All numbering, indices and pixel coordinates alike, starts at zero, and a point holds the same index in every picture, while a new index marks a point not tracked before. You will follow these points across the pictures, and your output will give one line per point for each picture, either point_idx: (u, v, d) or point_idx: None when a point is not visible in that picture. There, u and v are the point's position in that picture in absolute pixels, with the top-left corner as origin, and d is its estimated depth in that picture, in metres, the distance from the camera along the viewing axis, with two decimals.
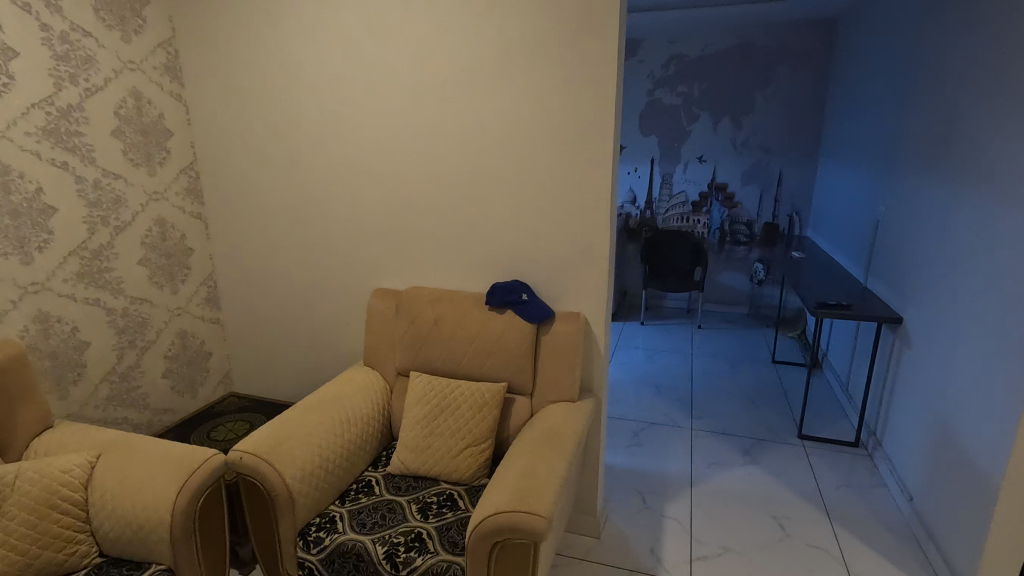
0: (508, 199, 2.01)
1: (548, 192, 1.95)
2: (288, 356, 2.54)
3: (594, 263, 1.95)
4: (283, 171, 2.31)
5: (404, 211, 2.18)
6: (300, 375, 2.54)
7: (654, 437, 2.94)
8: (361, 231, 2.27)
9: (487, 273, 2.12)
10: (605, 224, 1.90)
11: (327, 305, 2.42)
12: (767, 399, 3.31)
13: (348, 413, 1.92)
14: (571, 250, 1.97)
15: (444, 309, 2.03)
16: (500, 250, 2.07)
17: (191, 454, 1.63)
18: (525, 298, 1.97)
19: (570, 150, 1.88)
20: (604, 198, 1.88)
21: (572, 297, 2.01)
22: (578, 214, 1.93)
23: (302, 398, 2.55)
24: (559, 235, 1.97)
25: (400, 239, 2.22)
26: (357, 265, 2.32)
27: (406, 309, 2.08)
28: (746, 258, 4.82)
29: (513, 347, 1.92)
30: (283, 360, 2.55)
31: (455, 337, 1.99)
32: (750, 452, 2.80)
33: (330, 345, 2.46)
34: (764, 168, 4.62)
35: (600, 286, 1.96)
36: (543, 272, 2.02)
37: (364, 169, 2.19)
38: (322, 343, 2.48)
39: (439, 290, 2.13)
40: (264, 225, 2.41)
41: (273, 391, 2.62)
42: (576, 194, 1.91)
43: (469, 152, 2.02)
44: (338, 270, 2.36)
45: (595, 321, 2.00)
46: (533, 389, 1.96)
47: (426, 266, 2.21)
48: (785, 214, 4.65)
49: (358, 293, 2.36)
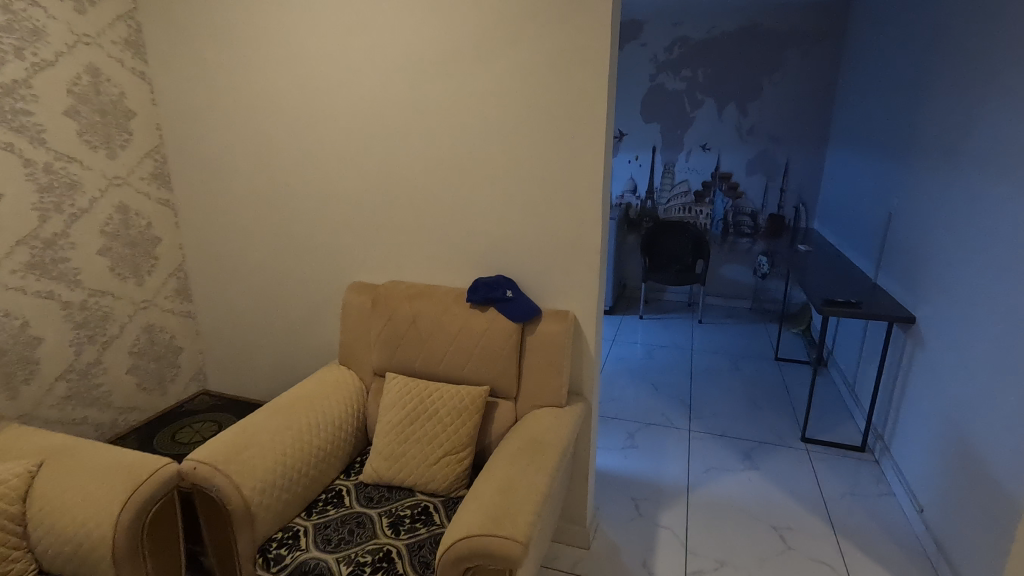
0: (492, 188, 1.86)
1: (535, 181, 1.79)
2: (263, 352, 2.41)
3: (584, 258, 1.79)
4: (254, 156, 2.16)
5: (382, 200, 2.03)
6: (276, 372, 2.41)
7: (650, 438, 2.81)
8: (337, 221, 2.12)
9: (470, 267, 1.97)
10: (597, 216, 1.75)
11: (303, 300, 2.28)
12: (768, 400, 3.17)
13: (318, 417, 1.79)
14: (561, 245, 1.81)
15: (422, 306, 1.88)
16: (483, 243, 1.92)
17: (140, 463, 1.50)
18: (509, 295, 1.82)
19: (560, 135, 1.72)
20: (595, 188, 1.73)
21: (560, 294, 1.86)
22: (568, 205, 1.77)
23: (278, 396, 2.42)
24: (548, 228, 1.82)
25: (378, 230, 2.07)
26: (333, 258, 2.18)
27: (383, 306, 1.93)
28: (749, 250, 4.66)
29: (496, 348, 1.78)
30: (258, 356, 2.42)
31: (434, 336, 1.84)
32: (750, 456, 2.67)
33: (307, 341, 2.32)
34: (770, 157, 4.44)
35: (591, 284, 1.81)
36: (530, 268, 1.87)
37: (339, 153, 2.04)
38: (298, 340, 2.34)
39: (419, 285, 1.99)
40: (236, 213, 2.26)
41: (248, 389, 2.48)
42: (567, 183, 1.76)
43: (450, 137, 1.87)
44: (313, 262, 2.22)
45: (585, 321, 1.86)
46: (517, 393, 1.82)
47: (407, 259, 2.07)
48: (792, 205, 4.48)
49: (335, 287, 2.22)
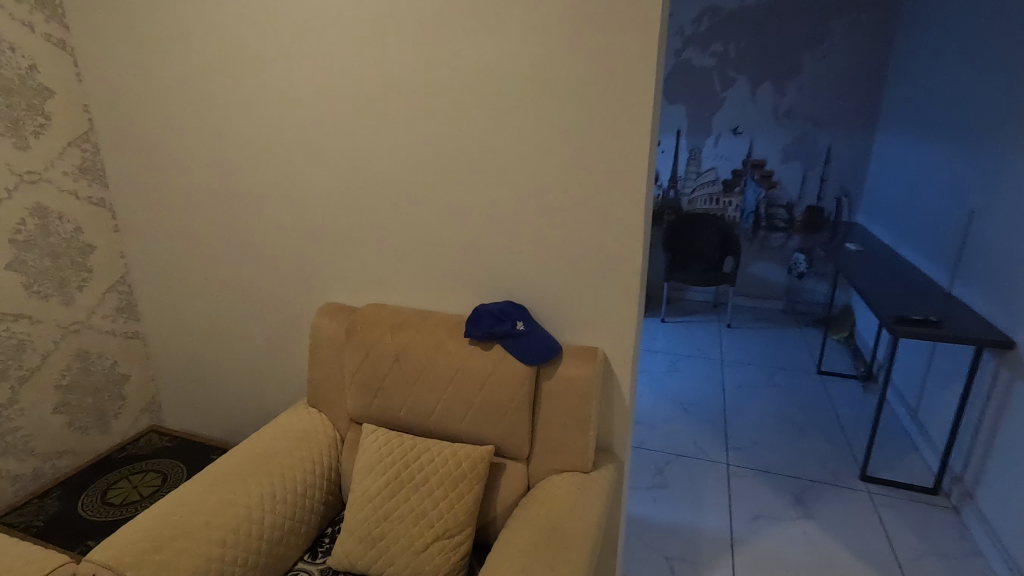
0: (499, 188, 1.44)
1: (557, 180, 1.37)
2: (225, 380, 2.02)
3: (620, 282, 1.37)
4: (205, 145, 1.74)
5: (360, 201, 1.61)
6: (240, 404, 2.03)
7: (682, 474, 2.40)
8: (307, 227, 1.71)
9: (468, 288, 1.55)
10: (640, 227, 1.32)
11: (270, 322, 1.88)
12: (816, 426, 2.75)
13: (273, 486, 1.39)
14: (589, 263, 1.39)
15: (409, 340, 1.47)
16: (487, 259, 1.50)
17: (22, 567, 1.12)
18: (519, 328, 1.39)
19: (590, 118, 1.29)
20: (637, 191, 1.30)
21: (584, 326, 1.44)
22: (599, 211, 1.35)
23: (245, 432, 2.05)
24: (572, 241, 1.39)
25: (357, 239, 1.66)
26: (303, 271, 1.77)
27: (360, 338, 1.52)
28: (783, 246, 4.19)
29: (503, 398, 1.37)
30: (219, 385, 2.03)
31: (423, 380, 1.44)
32: (803, 499, 2.26)
33: (276, 370, 1.93)
34: (810, 142, 3.96)
35: (627, 315, 1.39)
36: (548, 291, 1.45)
37: (305, 143, 1.62)
38: (266, 368, 1.95)
39: (405, 310, 1.58)
40: (185, 214, 1.85)
41: (209, 422, 2.10)
42: (598, 182, 1.33)
43: (445, 122, 1.44)
44: (280, 276, 1.81)
45: (617, 361, 1.44)
46: (529, 453, 1.42)
47: (390, 276, 1.65)
48: (833, 197, 4.01)
49: (306, 308, 1.81)
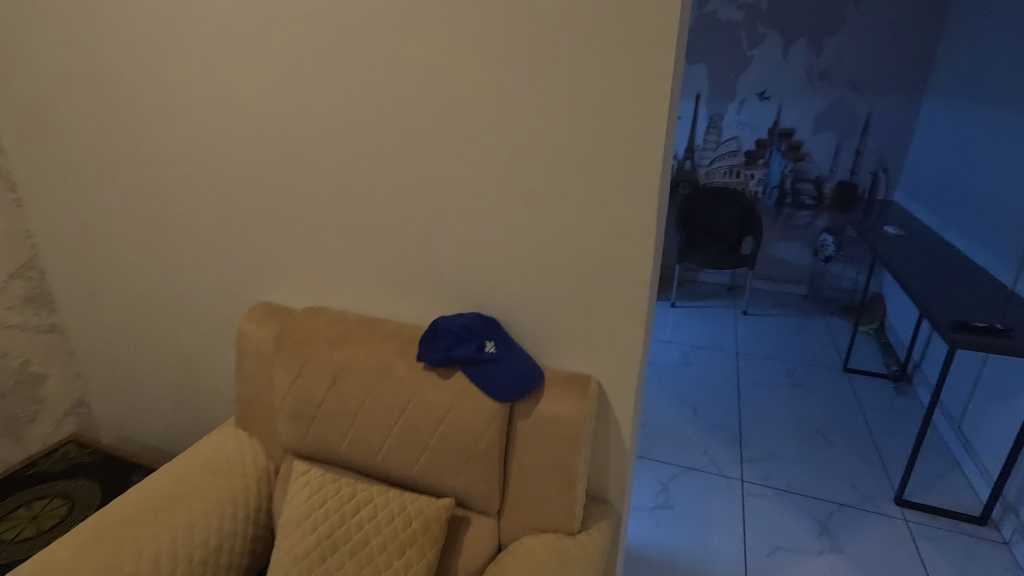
0: (463, 165, 1.07)
1: (539, 158, 1.01)
2: (156, 383, 1.72)
3: (622, 297, 1.04)
4: (102, 102, 1.38)
5: (289, 180, 1.25)
6: (174, 411, 1.73)
7: (690, 492, 2.11)
8: (229, 211, 1.35)
9: (426, 293, 1.21)
10: (651, 226, 0.97)
11: (199, 321, 1.56)
12: (843, 438, 2.44)
13: (175, 541, 1.10)
14: (582, 270, 1.04)
15: (349, 360, 1.15)
16: (449, 257, 1.15)
17: None
18: (489, 350, 1.07)
19: (586, 71, 0.93)
20: (649, 176, 0.95)
21: (574, 348, 1.11)
22: (597, 202, 0.99)
23: (183, 441, 1.77)
24: (558, 239, 1.04)
25: (286, 227, 1.30)
26: (228, 264, 1.43)
27: (288, 354, 1.20)
28: (809, 225, 3.79)
29: (465, 440, 1.06)
30: (150, 389, 1.74)
31: (366, 411, 1.13)
32: (830, 528, 1.97)
33: (211, 376, 1.63)
34: (847, 109, 3.52)
35: (630, 336, 1.06)
36: (526, 302, 1.11)
37: (218, 100, 1.25)
38: (199, 374, 1.64)
39: (350, 317, 1.25)
40: (90, 188, 1.51)
41: (143, 428, 1.82)
42: (596, 163, 0.97)
43: (391, 74, 1.06)
44: (203, 269, 1.47)
45: (616, 393, 1.11)
46: (500, 507, 1.11)
47: (330, 274, 1.30)
48: (870, 172, 3.59)
49: (236, 308, 1.48)
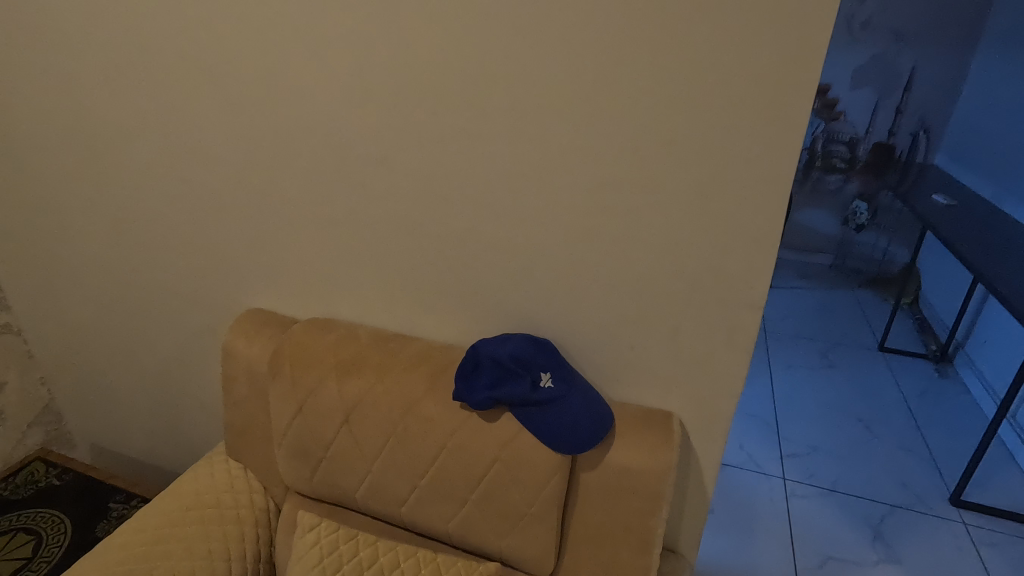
0: (516, 147, 0.81)
1: (624, 139, 0.75)
2: (133, 391, 1.49)
3: (724, 321, 0.80)
4: (31, 54, 1.07)
5: (282, 161, 0.98)
6: (156, 421, 1.51)
7: (728, 493, 1.93)
8: (207, 196, 1.08)
9: (459, 305, 0.96)
10: (774, 233, 0.74)
11: (178, 325, 1.31)
12: (886, 428, 2.26)
13: None
14: (672, 284, 0.81)
15: (366, 392, 0.91)
16: (492, 263, 0.90)
17: None
18: (547, 386, 0.83)
19: (703, 18, 0.67)
20: (779, 167, 0.70)
21: (650, 378, 0.88)
22: (700, 197, 0.75)
23: (168, 454, 1.55)
24: (642, 245, 0.80)
25: (280, 218, 1.04)
26: (209, 261, 1.17)
27: (288, 382, 0.96)
28: (839, 191, 3.40)
29: (517, 497, 0.84)
30: (127, 397, 1.51)
31: (389, 454, 0.90)
32: (883, 534, 1.81)
33: (198, 386, 1.39)
34: (889, 60, 3.12)
35: (727, 367, 0.83)
36: (592, 320, 0.87)
37: (183, 55, 0.96)
38: (183, 383, 1.41)
39: (364, 332, 1.01)
40: (28, 165, 1.21)
41: (121, 439, 1.60)
42: (704, 145, 0.72)
43: (421, 21, 0.79)
44: (179, 265, 1.21)
45: (701, 433, 0.89)
46: (555, 570, 0.91)
47: (335, 278, 1.05)
48: (910, 133, 3.20)
49: (222, 310, 1.23)
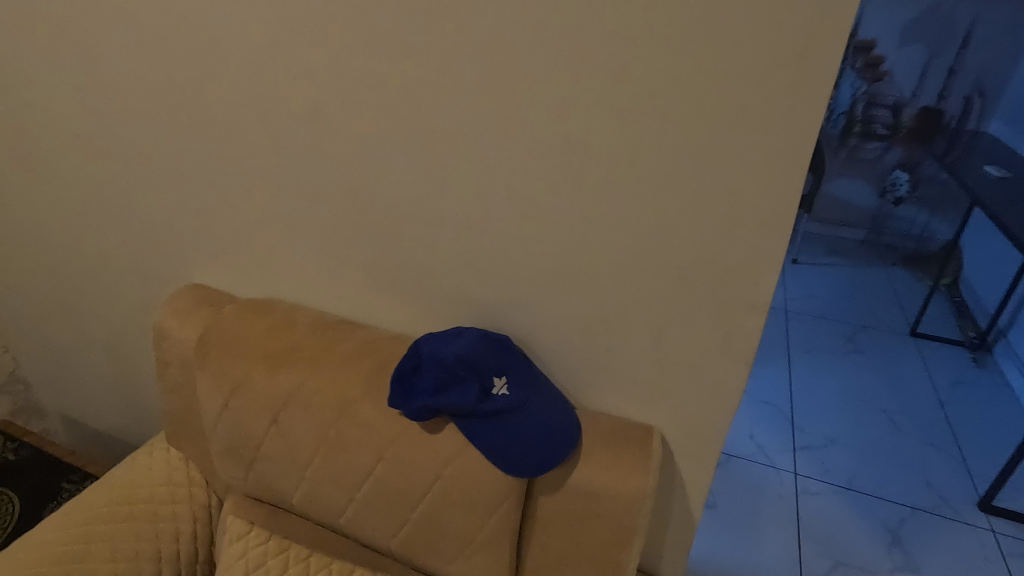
0: (469, 99, 0.65)
1: (600, 89, 0.59)
2: (87, 367, 1.38)
3: (720, 324, 0.65)
4: None
5: (202, 113, 0.82)
6: (118, 397, 1.41)
7: (735, 486, 1.79)
8: (122, 156, 0.93)
9: (409, 289, 0.82)
10: (788, 214, 0.57)
11: (114, 302, 1.17)
12: (913, 422, 2.09)
13: None
14: (657, 275, 0.65)
15: (296, 390, 0.78)
16: (445, 241, 0.75)
17: None
18: (499, 394, 0.69)
19: None
20: (798, 128, 0.54)
21: (629, 385, 0.73)
22: (694, 167, 0.59)
23: (135, 429, 1.47)
24: (620, 225, 0.64)
25: (206, 182, 0.88)
26: (134, 230, 1.01)
27: (213, 373, 0.83)
28: (878, 160, 3.07)
29: (462, 520, 0.72)
30: (85, 372, 1.40)
31: (323, 461, 0.78)
32: (901, 539, 1.66)
33: (148, 364, 1.28)
34: (945, 13, 2.74)
35: (722, 379, 0.68)
36: (560, 314, 0.72)
37: None
38: (130, 362, 1.29)
39: (304, 316, 0.87)
40: None
41: (87, 412, 1.51)
42: (702, 97, 0.56)
43: None
44: (101, 235, 1.06)
45: (688, 452, 0.74)
46: None
47: (272, 254, 0.90)
48: (963, 96, 2.82)
49: (154, 289, 1.09)
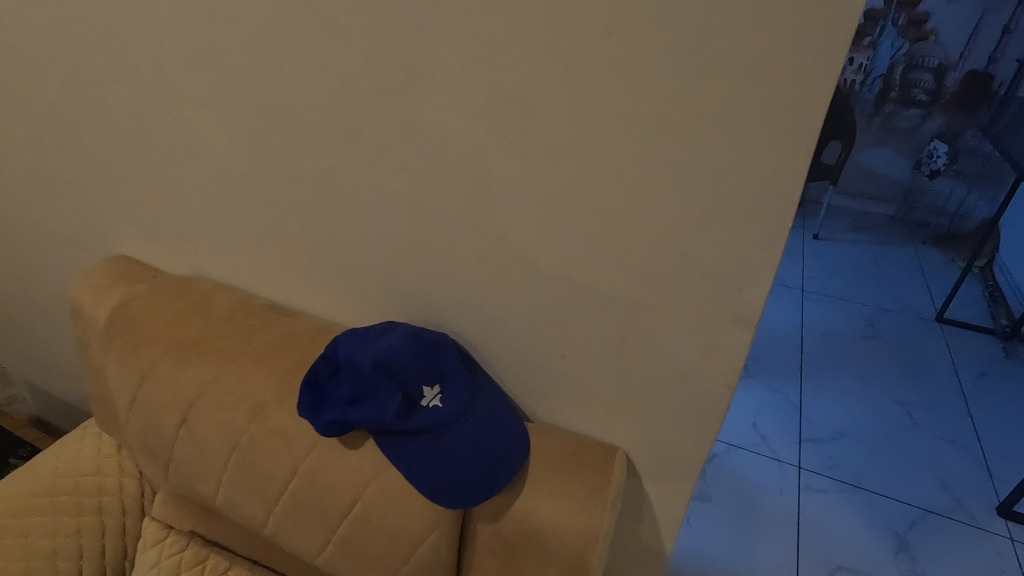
0: (384, 41, 0.51)
1: (546, 29, 0.44)
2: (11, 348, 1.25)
3: (696, 337, 0.51)
4: None
5: (91, 60, 0.69)
6: (46, 380, 1.28)
7: (732, 478, 1.68)
8: (16, 109, 0.80)
9: (338, 275, 0.69)
10: (787, 205, 0.43)
11: (27, 275, 1.04)
12: (932, 417, 1.94)
13: None
14: (619, 273, 0.52)
15: (207, 389, 0.68)
16: (370, 221, 0.62)
17: None
18: (428, 407, 0.58)
19: None
20: (807, 86, 0.39)
21: (587, 400, 0.61)
22: (666, 138, 0.44)
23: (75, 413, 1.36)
24: (573, 210, 0.50)
25: (109, 142, 0.76)
26: (41, 196, 0.89)
27: (120, 364, 0.73)
28: (916, 129, 2.80)
29: (385, 548, 0.61)
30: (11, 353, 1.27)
31: (235, 471, 0.68)
32: (909, 545, 1.55)
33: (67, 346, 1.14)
34: None
35: (698, 402, 0.55)
36: (507, 314, 0.60)
37: None
38: (51, 343, 1.16)
39: (225, 300, 0.76)
40: None
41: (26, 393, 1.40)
42: (676, 42, 0.41)
43: None
44: (8, 201, 0.93)
45: (658, 480, 0.62)
46: None
47: (192, 228, 0.78)
48: (1017, 59, 2.52)
49: (70, 264, 0.97)
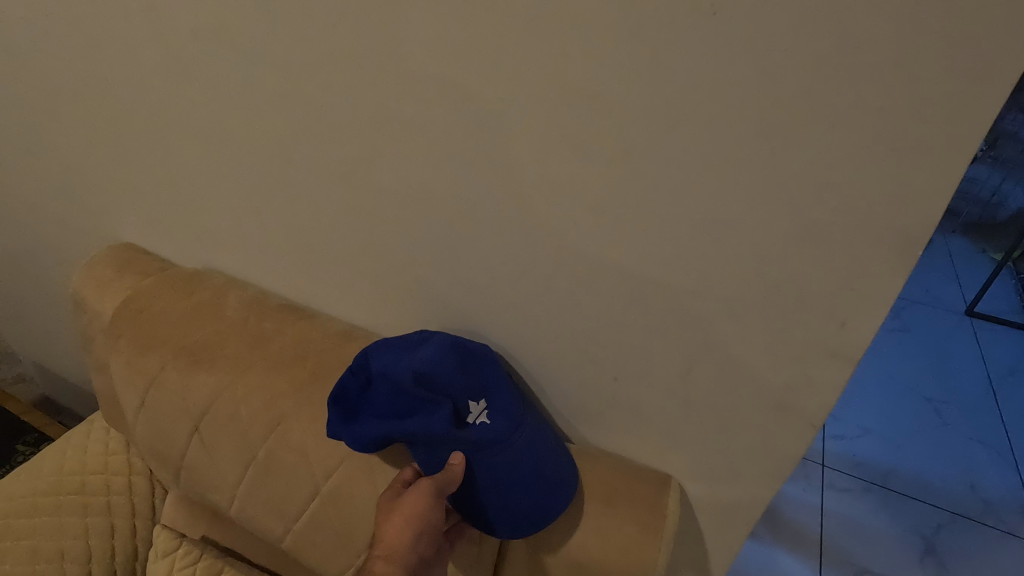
0: (425, 23, 0.44)
1: (626, 11, 0.37)
2: (17, 332, 1.21)
3: (780, 369, 0.45)
4: None
5: (94, 38, 0.62)
6: (52, 366, 1.24)
7: None
8: (11, 81, 0.73)
9: (362, 276, 0.63)
10: (910, 229, 0.36)
11: (31, 263, 0.99)
12: (961, 415, 1.88)
13: None
14: (689, 295, 0.45)
15: (221, 398, 0.63)
16: (400, 222, 0.56)
17: None
18: (475, 424, 0.51)
19: None
20: (958, 86, 0.32)
21: (637, 424, 0.55)
22: (766, 145, 0.37)
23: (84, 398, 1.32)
24: (645, 222, 0.44)
25: (113, 126, 0.70)
26: (44, 182, 0.83)
27: (124, 366, 0.67)
28: None
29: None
30: (18, 338, 1.23)
31: (251, 486, 0.63)
32: (936, 548, 1.51)
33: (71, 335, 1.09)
34: None
35: (769, 437, 0.49)
36: (554, 328, 0.54)
37: None
38: (55, 329, 1.11)
39: (237, 298, 0.70)
40: None
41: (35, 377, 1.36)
42: (787, 31, 0.34)
43: None
44: (5, 181, 0.87)
45: (712, 511, 0.57)
46: None
47: (203, 220, 0.72)
48: None
49: (74, 253, 0.92)
